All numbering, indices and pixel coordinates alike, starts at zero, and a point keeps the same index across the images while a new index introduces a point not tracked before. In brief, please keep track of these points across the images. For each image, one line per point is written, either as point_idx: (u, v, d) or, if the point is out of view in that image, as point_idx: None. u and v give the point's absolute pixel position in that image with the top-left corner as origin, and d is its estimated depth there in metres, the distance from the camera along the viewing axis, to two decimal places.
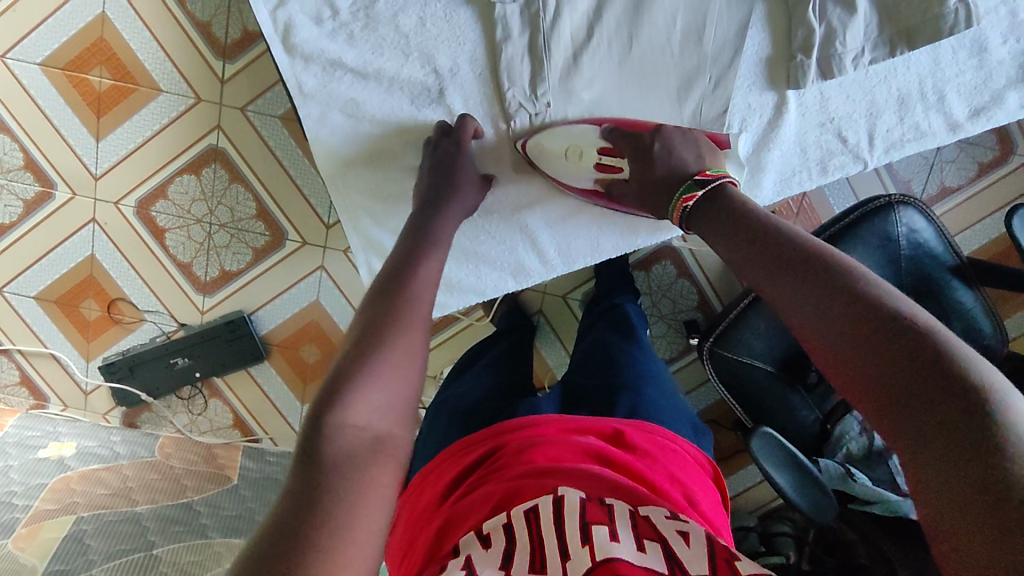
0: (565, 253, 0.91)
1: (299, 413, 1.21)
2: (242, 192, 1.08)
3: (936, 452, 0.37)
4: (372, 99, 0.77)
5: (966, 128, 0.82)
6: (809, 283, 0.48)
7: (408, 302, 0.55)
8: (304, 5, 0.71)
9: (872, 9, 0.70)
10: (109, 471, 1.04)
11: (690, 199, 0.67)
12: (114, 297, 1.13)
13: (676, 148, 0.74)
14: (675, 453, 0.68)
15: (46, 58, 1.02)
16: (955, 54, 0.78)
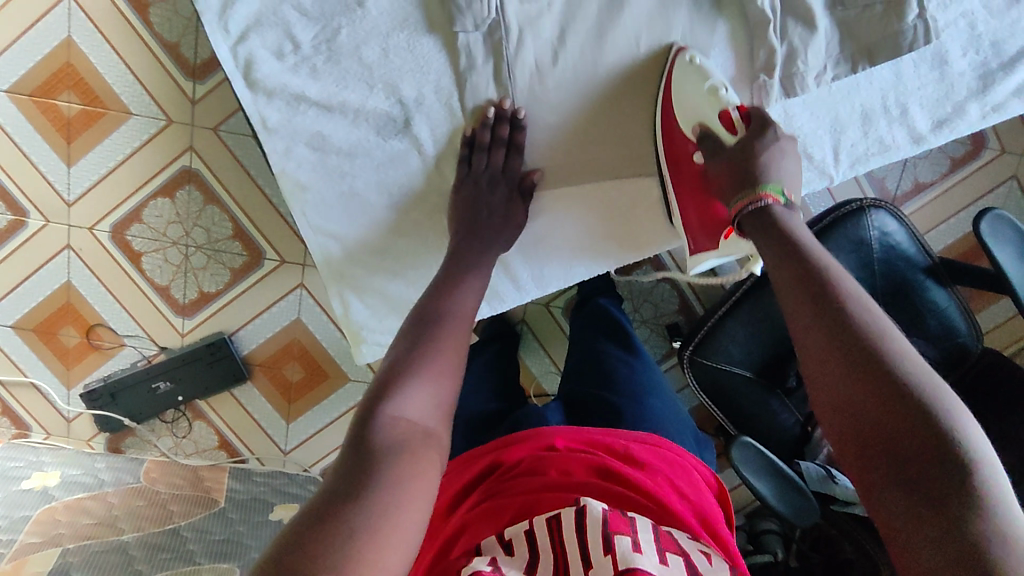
0: (538, 277, 0.89)
1: (285, 431, 1.21)
2: (218, 213, 1.07)
3: (923, 512, 0.39)
4: (337, 132, 0.74)
5: (929, 139, 0.86)
6: (829, 314, 0.48)
7: (448, 320, 0.59)
8: (264, 39, 0.69)
9: (833, 28, 0.74)
10: (94, 500, 1.03)
11: (770, 199, 0.60)
12: (92, 323, 1.12)
13: (786, 159, 0.65)
14: (682, 467, 0.67)
15: (12, 85, 1.01)
16: (917, 68, 0.80)
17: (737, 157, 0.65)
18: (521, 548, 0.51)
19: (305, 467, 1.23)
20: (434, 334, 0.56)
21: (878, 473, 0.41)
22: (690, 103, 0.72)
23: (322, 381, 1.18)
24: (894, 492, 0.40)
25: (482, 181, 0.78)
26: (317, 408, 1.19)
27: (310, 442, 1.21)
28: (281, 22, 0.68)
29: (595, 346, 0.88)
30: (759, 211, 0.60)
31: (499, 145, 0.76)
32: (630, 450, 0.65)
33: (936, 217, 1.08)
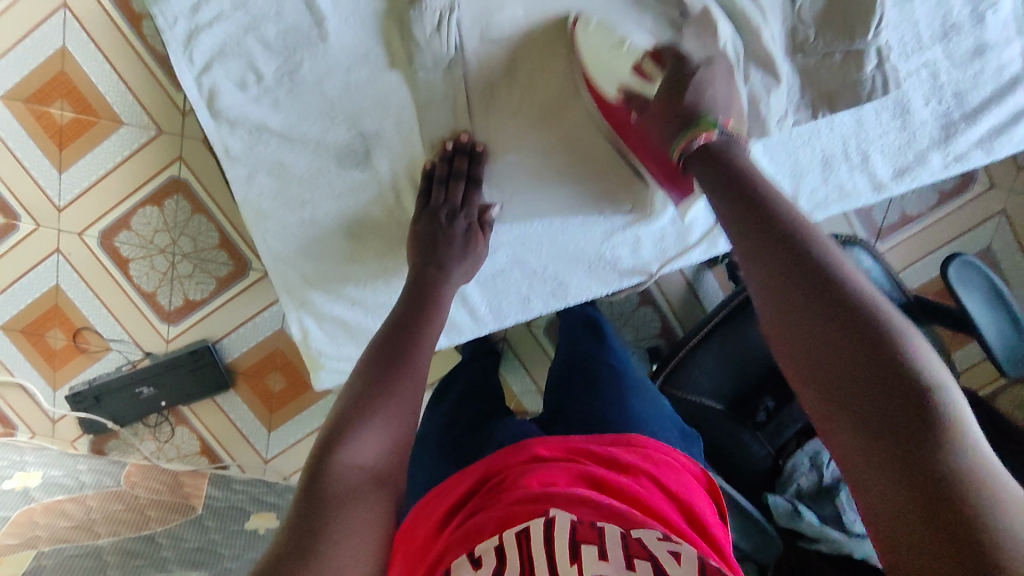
0: (497, 310, 0.90)
1: (266, 439, 1.22)
2: (205, 223, 1.08)
3: (876, 440, 0.38)
4: (299, 161, 0.76)
5: (889, 187, 0.89)
6: (777, 250, 0.47)
7: (412, 355, 0.59)
8: (227, 72, 0.69)
9: (793, 75, 0.76)
10: (73, 502, 1.04)
11: (705, 136, 0.61)
12: (79, 326, 1.13)
13: (714, 88, 0.66)
14: (669, 466, 0.61)
15: (6, 91, 1.02)
16: (879, 116, 0.85)
17: (663, 103, 0.65)
18: (491, 561, 0.44)
19: (285, 476, 1.24)
20: (395, 371, 0.56)
21: (830, 409, 0.41)
22: (606, 65, 0.71)
23: (305, 392, 1.20)
24: (845, 425, 0.40)
25: (435, 220, 0.75)
26: (299, 418, 1.21)
27: (291, 451, 1.23)
28: (243, 54, 0.69)
29: (580, 347, 0.82)
30: (699, 152, 0.60)
31: (456, 179, 0.75)
32: (618, 455, 0.59)
33: (922, 250, 1.08)
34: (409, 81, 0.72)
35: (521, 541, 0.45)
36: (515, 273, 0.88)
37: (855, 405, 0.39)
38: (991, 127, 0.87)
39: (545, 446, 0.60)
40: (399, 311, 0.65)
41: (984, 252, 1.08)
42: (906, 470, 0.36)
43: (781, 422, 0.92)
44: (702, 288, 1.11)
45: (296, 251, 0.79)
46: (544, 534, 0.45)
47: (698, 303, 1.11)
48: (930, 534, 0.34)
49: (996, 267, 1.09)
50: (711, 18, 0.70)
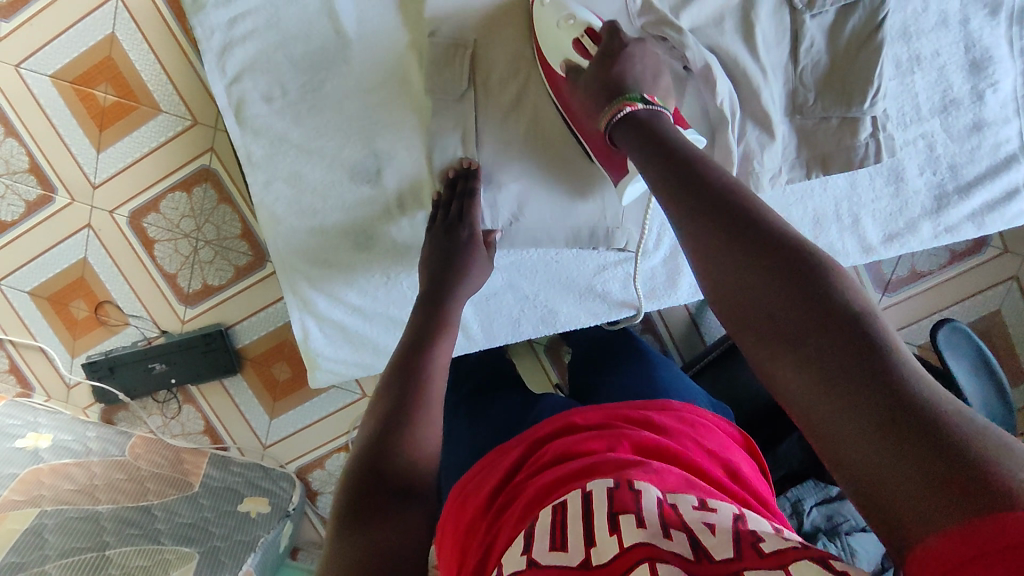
0: (487, 329, 0.92)
1: (267, 425, 1.25)
2: (229, 213, 1.13)
3: (835, 388, 0.40)
4: (315, 171, 0.78)
5: (878, 250, 0.91)
6: (727, 229, 0.51)
7: (429, 367, 0.63)
8: (257, 85, 0.74)
9: (791, 134, 0.81)
10: (79, 467, 1.08)
11: (631, 105, 0.65)
12: (101, 299, 1.18)
13: (643, 67, 0.70)
14: (706, 429, 0.63)
15: (56, 71, 1.08)
16: (873, 181, 0.87)
17: (596, 74, 0.69)
18: (526, 534, 0.45)
19: (282, 463, 1.27)
20: (416, 381, 0.60)
21: (793, 372, 0.43)
22: (549, 35, 0.73)
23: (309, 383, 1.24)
24: (807, 383, 0.42)
25: (449, 238, 0.78)
26: (302, 408, 1.25)
27: (291, 438, 1.26)
28: (273, 69, 0.74)
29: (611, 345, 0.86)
30: (626, 123, 0.65)
31: (456, 198, 0.78)
32: (655, 418, 0.62)
33: (931, 307, 1.08)
34: (423, 111, 0.77)
35: (555, 514, 0.45)
36: (508, 297, 0.90)
37: (802, 343, 0.43)
38: (985, 202, 0.90)
39: (580, 415, 0.62)
40: (420, 318, 0.70)
41: (992, 315, 1.08)
42: (871, 407, 0.38)
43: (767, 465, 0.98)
44: (704, 322, 1.12)
45: (308, 252, 0.82)
46: (580, 509, 0.45)
47: (699, 336, 1.12)
48: (901, 459, 0.36)
49: (1004, 331, 1.09)
50: (712, 74, 0.74)
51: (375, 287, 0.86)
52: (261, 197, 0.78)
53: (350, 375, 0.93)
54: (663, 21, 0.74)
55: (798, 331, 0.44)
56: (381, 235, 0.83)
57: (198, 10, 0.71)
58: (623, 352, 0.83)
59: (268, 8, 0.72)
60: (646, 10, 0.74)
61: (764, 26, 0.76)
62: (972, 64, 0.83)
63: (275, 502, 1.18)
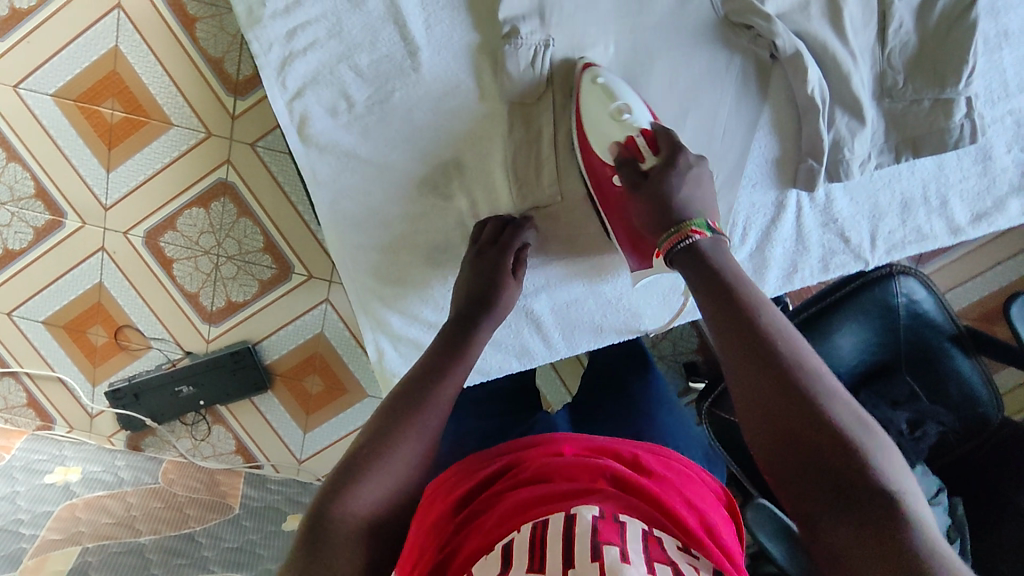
0: (569, 336, 0.88)
1: (301, 440, 1.23)
2: (250, 226, 1.09)
3: (872, 545, 0.42)
4: (382, 185, 0.77)
5: (966, 231, 0.88)
6: (763, 349, 0.51)
7: (426, 411, 0.57)
8: (319, 98, 0.72)
9: (879, 119, 0.78)
10: (113, 498, 1.04)
11: (699, 233, 0.60)
12: (121, 324, 1.14)
13: (703, 187, 0.65)
14: (692, 480, 0.58)
15: (58, 89, 1.03)
16: (960, 161, 0.84)
17: (654, 182, 0.64)
18: (501, 548, 0.43)
19: (318, 477, 1.25)
20: (409, 430, 0.55)
21: (831, 522, 0.45)
22: (599, 123, 0.70)
23: (342, 395, 1.20)
24: (842, 531, 0.44)
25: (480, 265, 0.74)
26: (336, 419, 1.22)
27: (326, 451, 1.24)
28: (337, 81, 0.72)
29: (616, 375, 0.80)
30: (686, 248, 0.59)
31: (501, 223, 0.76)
32: (641, 457, 0.57)
33: (963, 275, 1.09)
34: (496, 113, 0.75)
35: (535, 531, 0.43)
36: (589, 302, 0.87)
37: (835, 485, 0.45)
38: None
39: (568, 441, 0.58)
40: (434, 354, 0.64)
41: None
42: (904, 575, 0.41)
43: None
44: None
45: (363, 269, 0.79)
46: (561, 529, 0.43)
47: None
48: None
49: None
50: (802, 62, 0.73)
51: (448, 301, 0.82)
52: (323, 214, 0.76)
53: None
54: (750, 10, 0.72)
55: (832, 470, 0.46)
56: (440, 248, 0.80)
57: (254, 22, 0.70)
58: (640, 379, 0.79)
59: (330, 17, 0.70)
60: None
61: (853, 11, 0.74)
62: None
63: None
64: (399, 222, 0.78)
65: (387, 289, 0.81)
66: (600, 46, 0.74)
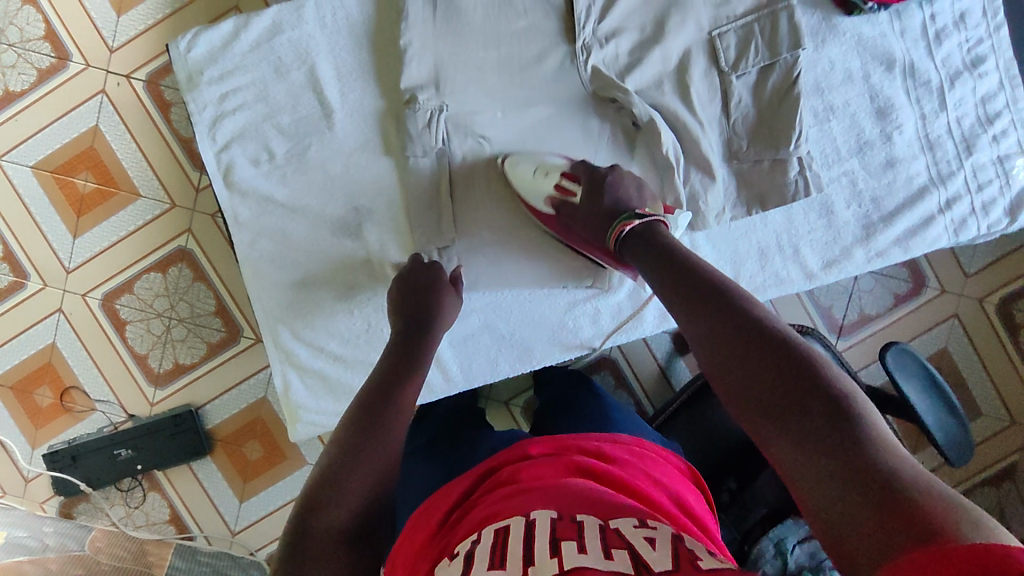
0: (466, 370, 0.92)
1: (236, 510, 1.20)
2: (204, 290, 1.15)
3: (812, 441, 0.46)
4: (300, 230, 0.85)
5: (820, 277, 0.96)
6: (708, 307, 0.58)
7: (381, 442, 0.58)
8: (245, 150, 0.83)
9: (730, 177, 0.89)
10: (33, 564, 0.97)
11: (628, 224, 0.73)
12: (68, 385, 1.16)
13: (626, 188, 0.79)
14: (653, 460, 0.61)
15: (38, 162, 1.12)
16: (807, 215, 0.95)
17: (591, 205, 0.78)
18: (464, 553, 0.44)
19: (252, 551, 1.20)
20: (367, 460, 0.56)
21: (778, 443, 0.48)
22: (530, 185, 0.83)
23: (282, 462, 1.20)
24: (781, 439, 0.48)
25: (412, 279, 0.81)
26: (273, 489, 1.20)
27: (261, 523, 1.20)
28: (261, 137, 0.83)
29: (574, 395, 0.85)
30: (630, 236, 0.72)
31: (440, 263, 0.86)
32: (608, 450, 0.60)
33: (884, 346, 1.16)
34: (400, 166, 0.85)
35: (496, 536, 0.44)
36: (486, 337, 0.91)
37: (777, 408, 0.49)
38: (909, 228, 0.96)
39: (536, 445, 0.60)
40: (381, 375, 0.67)
41: (941, 351, 1.16)
42: (842, 468, 0.43)
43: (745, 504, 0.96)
44: (674, 374, 1.15)
45: (287, 304, 0.85)
46: (521, 531, 0.44)
47: (670, 388, 1.15)
48: (865, 507, 0.40)
49: (952, 368, 1.17)
50: (657, 127, 0.84)
51: (352, 331, 0.87)
52: (256, 257, 0.84)
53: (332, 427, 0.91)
54: (612, 84, 0.84)
55: (774, 396, 0.49)
56: (351, 286, 0.87)
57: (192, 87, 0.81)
58: (577, 402, 0.83)
59: (257, 84, 0.82)
60: (596, 76, 0.84)
61: (698, 87, 0.87)
62: (878, 110, 0.94)
63: None
64: (326, 264, 0.86)
65: (299, 321, 0.86)
66: (490, 113, 0.85)
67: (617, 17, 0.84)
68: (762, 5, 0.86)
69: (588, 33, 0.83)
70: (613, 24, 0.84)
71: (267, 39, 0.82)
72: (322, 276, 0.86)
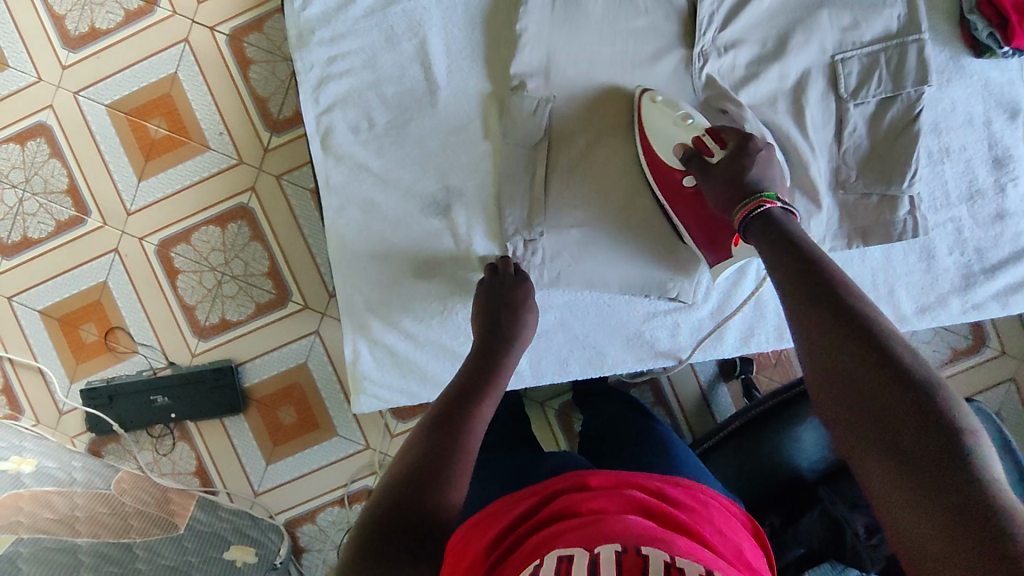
0: (535, 365, 0.92)
1: (262, 471, 1.20)
2: (259, 250, 1.15)
3: (907, 468, 0.48)
4: (388, 202, 0.86)
5: (912, 321, 0.94)
6: (828, 306, 0.58)
7: (460, 455, 0.60)
8: (346, 116, 0.84)
9: (833, 208, 0.88)
10: (60, 495, 0.98)
11: (770, 203, 0.70)
12: (114, 325, 1.17)
13: (767, 164, 0.76)
14: (717, 510, 0.59)
15: (113, 101, 1.13)
16: (906, 256, 0.93)
17: (723, 171, 0.74)
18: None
19: (271, 514, 1.20)
20: (445, 471, 0.58)
21: (877, 462, 0.50)
22: (665, 132, 0.80)
23: (312, 431, 1.20)
24: (882, 459, 0.49)
25: (496, 293, 0.81)
26: (300, 457, 1.20)
27: (284, 487, 1.20)
28: (363, 105, 0.84)
29: (627, 416, 0.85)
30: (762, 215, 0.69)
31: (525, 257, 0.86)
32: (671, 489, 0.59)
33: None
34: (500, 151, 0.86)
35: (560, 565, 0.45)
36: (559, 336, 0.91)
37: (883, 427, 0.50)
38: (1010, 284, 0.95)
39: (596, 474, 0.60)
40: (459, 385, 0.68)
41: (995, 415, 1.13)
42: (941, 501, 0.45)
43: (785, 542, 0.88)
44: (716, 400, 1.14)
45: (359, 272, 0.86)
46: (589, 560, 0.45)
47: (709, 413, 1.13)
48: (970, 556, 0.43)
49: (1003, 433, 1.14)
50: (767, 145, 0.84)
51: (428, 315, 0.88)
52: (332, 223, 0.85)
53: (393, 403, 0.92)
54: (724, 96, 0.84)
55: (885, 414, 0.50)
56: (422, 260, 0.87)
57: (302, 46, 0.83)
58: (635, 426, 0.82)
59: (367, 51, 0.84)
60: (709, 85, 0.85)
61: (813, 110, 0.87)
62: (995, 159, 0.92)
63: (261, 554, 1.11)
64: (398, 237, 0.86)
65: (372, 293, 0.86)
66: (595, 109, 0.85)
67: (739, 28, 0.84)
68: (892, 35, 0.85)
69: (707, 41, 0.83)
70: (733, 35, 0.84)
71: (382, 7, 0.83)
72: (392, 251, 0.86)
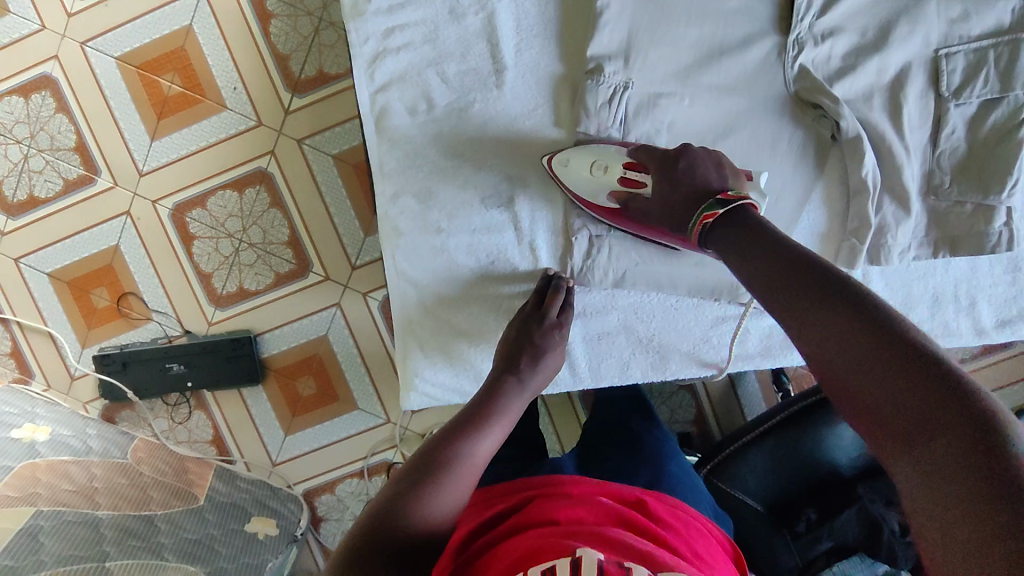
0: (595, 369, 0.90)
1: (280, 442, 1.18)
2: (279, 218, 1.11)
3: (931, 461, 0.40)
4: (447, 191, 0.82)
5: (990, 334, 0.93)
6: (826, 302, 0.52)
7: (444, 489, 0.57)
8: (402, 96, 0.80)
9: (924, 213, 0.86)
10: (77, 464, 0.96)
11: (711, 215, 0.68)
12: (126, 290, 1.13)
13: (701, 169, 0.73)
14: (698, 529, 0.59)
15: (124, 54, 1.06)
16: (991, 268, 0.91)
17: (666, 192, 0.74)
18: None
19: (289, 484, 1.19)
20: (429, 494, 0.56)
21: (900, 463, 0.42)
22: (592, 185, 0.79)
23: (330, 404, 1.18)
24: (903, 458, 0.42)
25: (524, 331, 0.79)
26: (320, 428, 1.18)
27: (303, 458, 1.19)
28: (421, 84, 0.80)
29: (627, 420, 0.80)
30: (714, 229, 0.68)
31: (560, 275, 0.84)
32: (647, 502, 0.58)
33: None
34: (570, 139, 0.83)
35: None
36: (621, 338, 0.89)
37: (901, 424, 0.43)
38: None
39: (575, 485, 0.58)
40: (459, 418, 0.66)
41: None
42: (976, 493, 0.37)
43: (818, 536, 0.89)
44: (743, 386, 1.12)
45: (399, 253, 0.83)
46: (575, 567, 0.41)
47: (735, 399, 1.12)
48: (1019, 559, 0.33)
49: None
50: (861, 145, 0.81)
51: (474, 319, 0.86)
52: (383, 206, 0.82)
53: (442, 399, 0.91)
54: (820, 89, 0.80)
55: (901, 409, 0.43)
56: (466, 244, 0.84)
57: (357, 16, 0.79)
58: (630, 432, 0.78)
59: (428, 23, 0.79)
60: (802, 76, 0.80)
61: (911, 109, 0.82)
62: None
63: (282, 525, 1.10)
64: (444, 219, 0.83)
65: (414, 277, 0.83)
66: (676, 96, 0.81)
67: (837, 16, 0.79)
68: (1004, 31, 0.80)
69: (805, 28, 0.78)
70: (831, 22, 0.79)
71: None
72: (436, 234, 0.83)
